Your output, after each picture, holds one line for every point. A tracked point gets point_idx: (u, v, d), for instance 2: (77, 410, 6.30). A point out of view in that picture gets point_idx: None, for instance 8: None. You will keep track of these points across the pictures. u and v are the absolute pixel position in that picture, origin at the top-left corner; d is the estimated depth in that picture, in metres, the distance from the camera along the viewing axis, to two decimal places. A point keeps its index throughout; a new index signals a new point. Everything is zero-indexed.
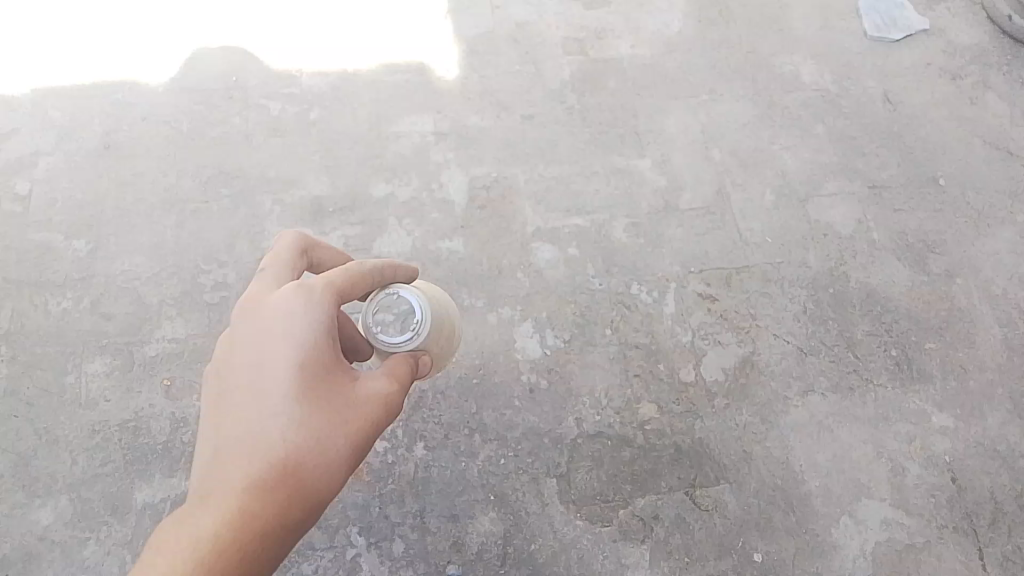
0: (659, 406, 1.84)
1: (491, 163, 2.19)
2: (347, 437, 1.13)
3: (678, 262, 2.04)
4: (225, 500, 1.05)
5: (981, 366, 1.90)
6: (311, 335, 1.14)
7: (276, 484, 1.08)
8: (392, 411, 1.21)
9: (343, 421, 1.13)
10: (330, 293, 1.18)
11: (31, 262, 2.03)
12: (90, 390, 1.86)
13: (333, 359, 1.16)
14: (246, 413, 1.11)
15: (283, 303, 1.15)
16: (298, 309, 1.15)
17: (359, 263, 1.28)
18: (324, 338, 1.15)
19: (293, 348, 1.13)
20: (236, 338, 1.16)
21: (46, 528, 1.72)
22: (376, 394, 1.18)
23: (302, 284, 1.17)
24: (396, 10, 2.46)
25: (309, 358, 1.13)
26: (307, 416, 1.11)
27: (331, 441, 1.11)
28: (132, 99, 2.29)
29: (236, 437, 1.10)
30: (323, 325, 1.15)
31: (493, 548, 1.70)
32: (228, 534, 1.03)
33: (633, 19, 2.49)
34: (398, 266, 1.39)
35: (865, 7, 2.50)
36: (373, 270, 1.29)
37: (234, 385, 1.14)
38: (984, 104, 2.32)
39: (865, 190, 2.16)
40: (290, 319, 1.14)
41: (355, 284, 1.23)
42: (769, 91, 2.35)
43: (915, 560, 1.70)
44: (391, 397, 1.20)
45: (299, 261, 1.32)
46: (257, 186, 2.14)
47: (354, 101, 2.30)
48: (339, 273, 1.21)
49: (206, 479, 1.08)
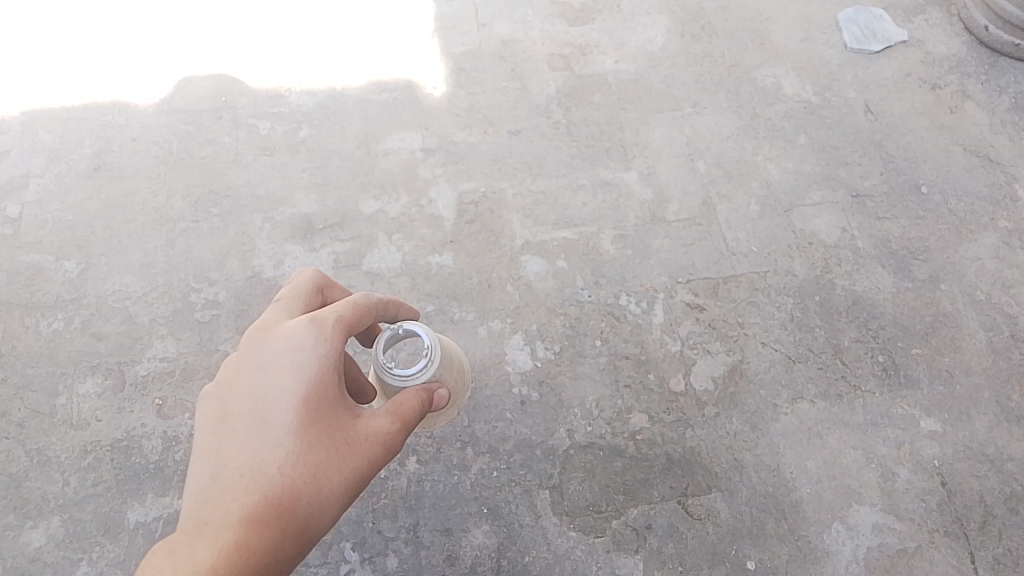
0: (650, 416, 1.86)
1: (480, 177, 2.22)
2: (342, 473, 1.15)
3: (666, 273, 2.06)
4: (222, 531, 1.07)
5: (967, 370, 1.92)
6: (318, 369, 1.17)
7: (271, 517, 1.10)
8: (389, 449, 1.22)
9: (341, 457, 1.16)
10: (339, 328, 1.21)
11: (22, 284, 2.03)
12: (82, 411, 1.86)
13: (336, 393, 1.19)
14: (246, 443, 1.13)
15: (294, 335, 1.19)
16: (309, 342, 1.18)
17: (366, 296, 1.32)
18: (331, 372, 1.19)
19: (300, 382, 1.16)
20: (243, 368, 1.19)
21: (38, 550, 1.71)
22: (376, 430, 1.20)
23: (314, 318, 1.20)
24: (383, 29, 2.51)
25: (313, 392, 1.16)
26: (306, 451, 1.14)
27: (327, 477, 1.14)
28: (122, 120, 2.31)
29: (234, 469, 1.12)
30: (330, 359, 1.19)
31: (487, 561, 1.70)
32: (221, 565, 1.04)
33: (617, 35, 2.54)
34: (401, 305, 1.45)
35: (844, 21, 2.56)
36: (377, 303, 1.34)
37: (236, 413, 1.16)
38: (963, 113, 2.37)
39: (849, 199, 2.20)
40: (300, 354, 1.18)
41: (360, 317, 1.27)
42: (751, 103, 2.39)
43: (908, 565, 1.70)
44: (391, 435, 1.22)
45: (312, 297, 1.36)
46: (247, 204, 2.16)
47: (343, 118, 2.32)
48: (348, 307, 1.25)
49: (202, 509, 1.09)
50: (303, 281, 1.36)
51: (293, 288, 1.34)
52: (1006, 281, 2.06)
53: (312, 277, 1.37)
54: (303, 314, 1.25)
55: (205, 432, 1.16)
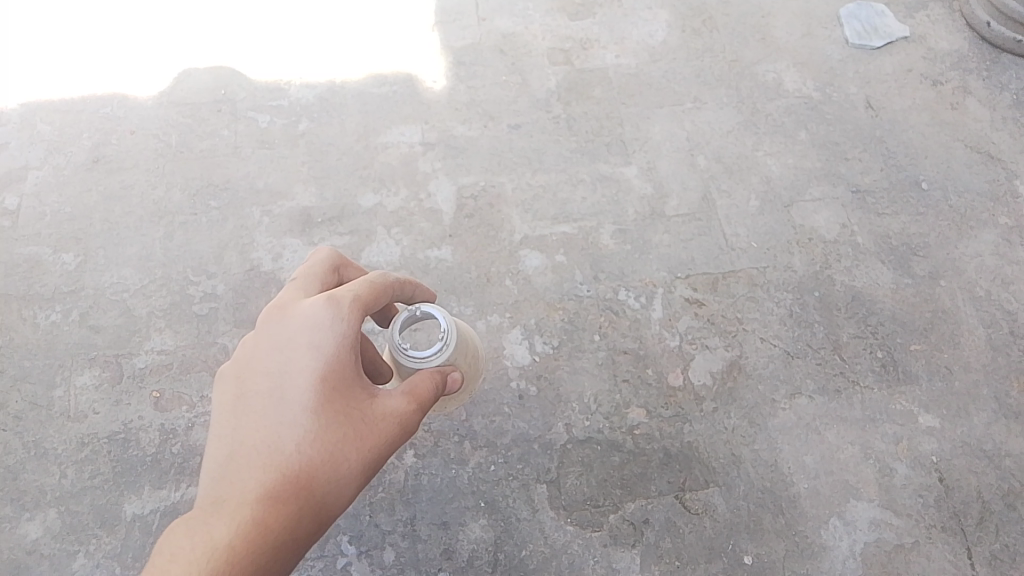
0: (648, 411, 1.85)
1: (479, 171, 2.21)
2: (359, 452, 1.15)
3: (665, 268, 2.06)
4: (240, 508, 1.06)
5: (966, 366, 1.92)
6: (335, 348, 1.18)
7: (288, 494, 1.09)
8: (405, 430, 1.22)
9: (358, 436, 1.16)
10: (356, 307, 1.21)
11: (20, 276, 2.03)
12: (79, 403, 1.86)
13: (352, 372, 1.19)
14: (265, 420, 1.13)
15: (311, 313, 1.19)
16: (326, 320, 1.18)
17: (382, 276, 1.32)
18: (348, 351, 1.19)
19: (317, 360, 1.16)
20: (260, 346, 1.19)
21: (36, 542, 1.71)
22: (392, 411, 1.20)
23: (331, 296, 1.20)
24: (383, 22, 2.50)
25: (330, 371, 1.17)
26: (323, 429, 1.14)
27: (345, 456, 1.14)
28: (121, 113, 2.30)
29: (253, 446, 1.11)
30: (347, 338, 1.19)
31: (484, 555, 1.70)
32: (240, 542, 1.03)
33: (617, 30, 2.53)
34: (416, 286, 1.46)
35: (846, 16, 2.55)
36: (394, 284, 1.34)
37: (253, 391, 1.16)
38: (964, 109, 2.36)
39: (849, 195, 2.19)
40: (317, 333, 1.18)
41: (377, 297, 1.27)
42: (751, 99, 2.38)
43: (905, 560, 1.70)
44: (408, 415, 1.22)
45: (327, 278, 1.36)
46: (246, 198, 2.15)
47: (342, 112, 2.32)
48: (364, 287, 1.25)
49: (220, 485, 1.09)
50: (317, 262, 1.36)
51: (308, 269, 1.35)
52: (1006, 278, 2.05)
53: (326, 258, 1.37)
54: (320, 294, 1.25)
55: (222, 411, 1.16)
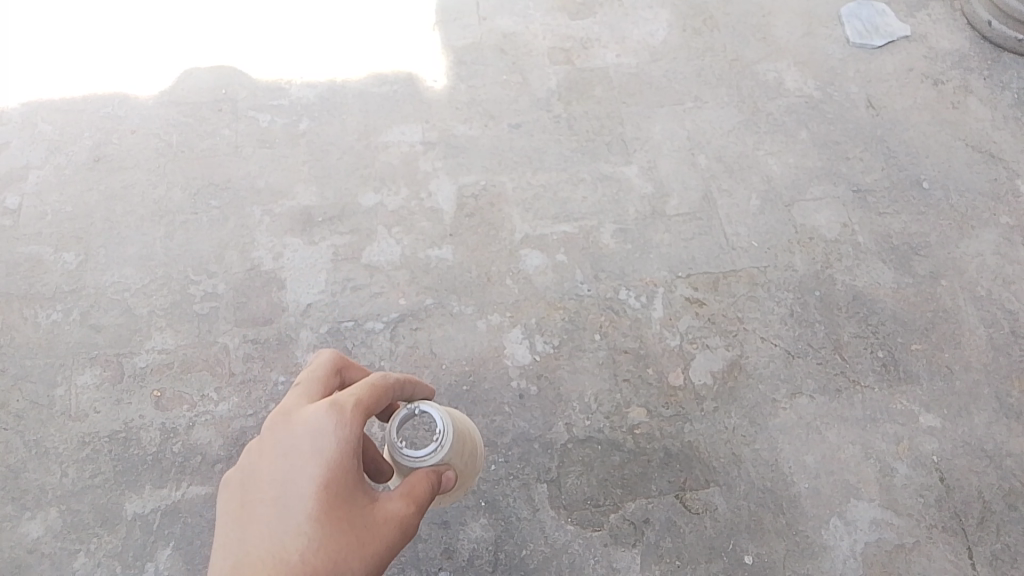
0: (648, 410, 1.85)
1: (479, 171, 2.21)
2: (363, 561, 1.05)
3: (665, 268, 2.05)
4: None
5: (967, 366, 1.92)
6: (339, 450, 1.10)
7: None
8: (406, 537, 1.14)
9: (362, 544, 1.06)
10: (359, 409, 1.15)
11: (21, 276, 2.03)
12: (80, 403, 1.86)
13: (354, 477, 1.11)
14: (267, 531, 1.04)
15: (314, 418, 1.12)
16: (330, 424, 1.11)
17: (383, 375, 1.26)
18: (351, 455, 1.11)
19: (321, 466, 1.08)
20: (263, 453, 1.11)
21: (36, 540, 1.71)
22: (394, 514, 1.12)
23: (335, 399, 1.14)
24: (384, 22, 2.50)
25: (334, 476, 1.08)
26: (328, 537, 1.04)
27: (348, 565, 1.04)
28: (122, 112, 2.30)
29: (254, 559, 1.01)
30: (351, 442, 1.12)
31: (484, 554, 1.70)
32: None
33: (618, 29, 2.53)
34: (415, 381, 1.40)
35: (847, 16, 2.55)
36: (394, 382, 1.28)
37: (256, 500, 1.07)
38: (966, 108, 2.36)
39: (849, 195, 2.19)
40: (321, 437, 1.10)
41: (379, 398, 1.21)
42: (752, 98, 2.38)
43: (906, 560, 1.70)
44: (408, 519, 1.14)
45: (330, 378, 1.29)
46: (246, 197, 2.16)
47: (343, 110, 2.32)
48: (365, 389, 1.19)
49: None
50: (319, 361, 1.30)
51: (309, 369, 1.28)
52: (1006, 277, 2.05)
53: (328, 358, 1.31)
54: (323, 397, 1.19)
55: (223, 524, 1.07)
